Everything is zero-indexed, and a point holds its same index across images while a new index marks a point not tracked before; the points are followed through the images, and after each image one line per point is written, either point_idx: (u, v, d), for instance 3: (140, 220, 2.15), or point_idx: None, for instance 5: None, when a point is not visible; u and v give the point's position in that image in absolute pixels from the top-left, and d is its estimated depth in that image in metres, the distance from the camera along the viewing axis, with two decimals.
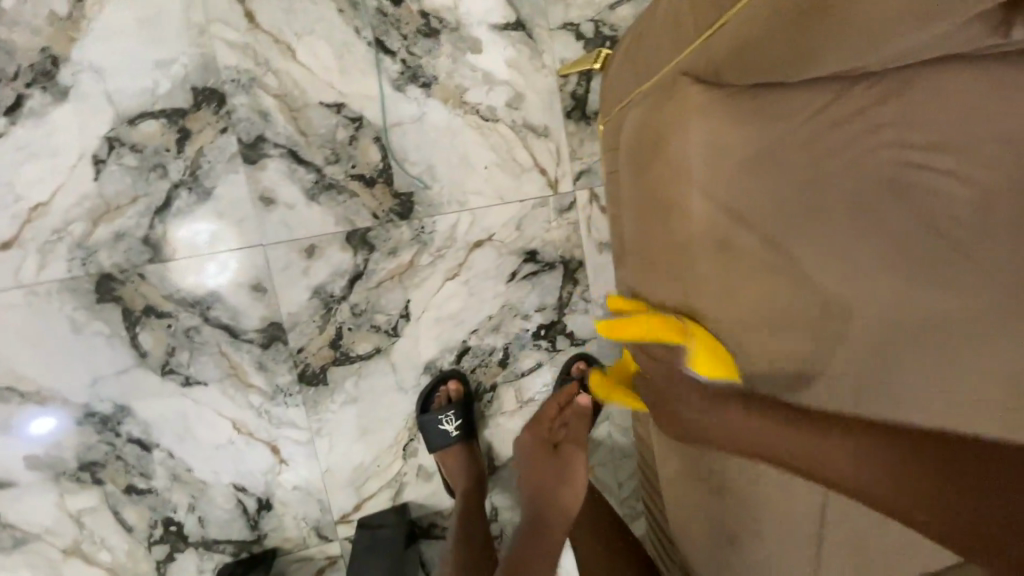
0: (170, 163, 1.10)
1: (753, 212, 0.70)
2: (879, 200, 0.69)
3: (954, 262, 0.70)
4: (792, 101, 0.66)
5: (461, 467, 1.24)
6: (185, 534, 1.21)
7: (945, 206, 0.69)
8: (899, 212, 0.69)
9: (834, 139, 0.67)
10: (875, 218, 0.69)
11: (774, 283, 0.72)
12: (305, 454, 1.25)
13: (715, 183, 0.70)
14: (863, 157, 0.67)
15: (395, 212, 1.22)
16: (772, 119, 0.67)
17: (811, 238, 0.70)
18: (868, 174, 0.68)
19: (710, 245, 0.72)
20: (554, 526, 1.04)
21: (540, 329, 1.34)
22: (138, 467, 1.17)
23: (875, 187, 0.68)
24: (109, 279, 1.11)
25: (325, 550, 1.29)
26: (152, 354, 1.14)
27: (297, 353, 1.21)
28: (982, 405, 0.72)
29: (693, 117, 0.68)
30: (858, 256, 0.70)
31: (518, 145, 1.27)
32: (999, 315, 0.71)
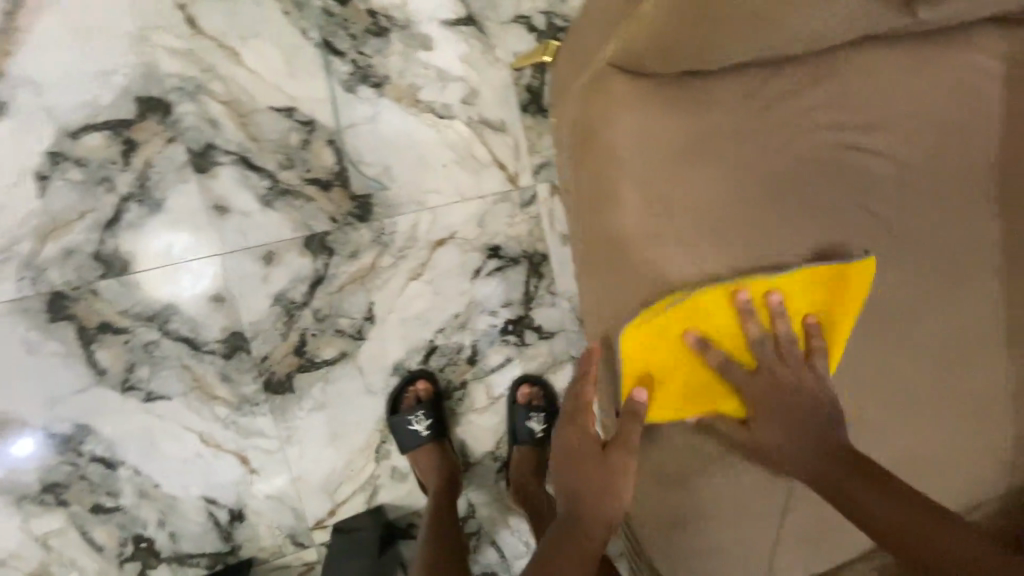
0: (118, 176, 1.08)
1: (682, 196, 0.75)
2: (796, 183, 0.76)
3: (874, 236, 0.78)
4: (712, 95, 0.75)
5: (433, 465, 1.25)
6: (156, 551, 1.20)
7: (858, 181, 0.77)
8: (816, 193, 0.76)
9: (747, 128, 0.75)
10: (797, 198, 0.76)
11: (723, 257, 0.75)
12: (276, 463, 1.24)
13: (645, 171, 0.75)
14: (777, 143, 0.75)
15: (354, 215, 1.21)
16: (695, 110, 0.75)
17: (744, 217, 0.75)
18: (783, 159, 0.76)
19: (646, 230, 0.75)
20: (598, 523, 0.84)
21: (507, 325, 1.34)
22: (104, 486, 1.15)
23: (790, 171, 0.76)
24: (60, 297, 1.09)
25: (302, 556, 1.29)
26: (111, 371, 1.12)
27: (261, 362, 1.20)
28: (906, 362, 0.81)
29: (622, 111, 0.75)
30: (785, 232, 0.75)
31: (476, 141, 1.26)
32: (914, 278, 0.79)
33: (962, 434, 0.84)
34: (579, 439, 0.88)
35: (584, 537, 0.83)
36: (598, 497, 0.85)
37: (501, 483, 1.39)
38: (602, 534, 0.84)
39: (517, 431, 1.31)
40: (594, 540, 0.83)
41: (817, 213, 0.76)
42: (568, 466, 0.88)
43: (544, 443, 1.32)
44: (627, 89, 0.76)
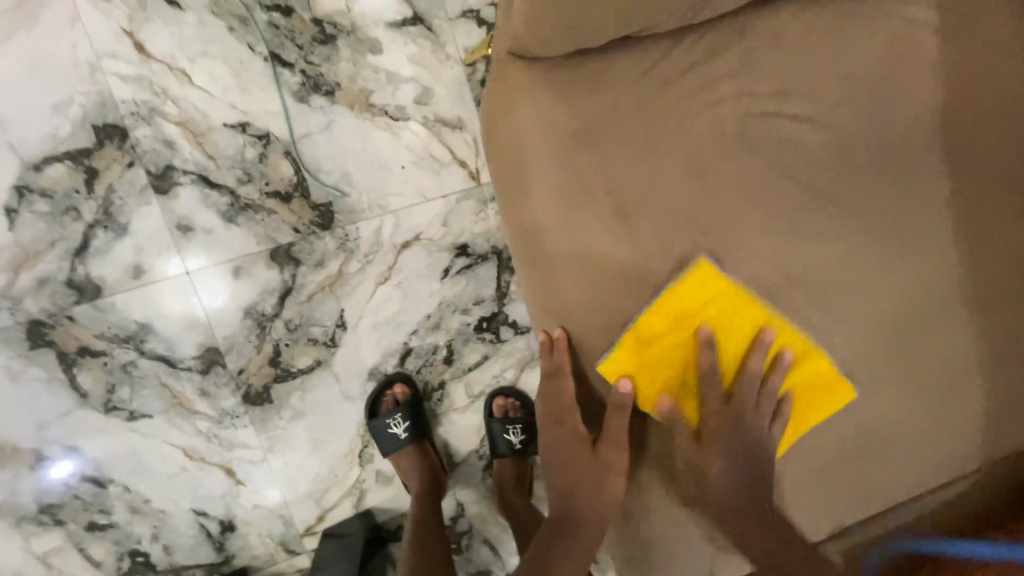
0: (82, 204, 1.11)
1: (588, 175, 0.80)
2: (697, 160, 0.79)
3: (782, 205, 0.80)
4: (609, 74, 0.79)
5: (415, 467, 1.25)
6: (152, 564, 1.24)
7: (762, 142, 0.78)
8: (718, 167, 0.79)
9: (645, 110, 0.79)
10: (699, 174, 0.79)
11: (629, 237, 0.80)
12: (261, 473, 1.26)
13: (550, 155, 0.80)
14: (675, 122, 0.79)
15: (316, 224, 1.22)
16: (595, 97, 0.79)
17: (650, 193, 0.79)
18: (683, 137, 0.79)
19: (558, 212, 0.81)
20: (590, 525, 0.85)
21: (481, 322, 1.33)
22: (97, 503, 1.19)
23: (691, 149, 0.79)
24: (39, 325, 1.12)
25: (295, 563, 1.32)
26: (93, 393, 1.16)
27: (237, 375, 1.22)
28: (836, 318, 0.82)
29: (524, 101, 0.80)
30: (694, 197, 0.79)
31: (434, 141, 1.26)
32: (838, 235, 0.81)
33: (899, 386, 0.86)
34: (565, 437, 0.89)
35: (575, 541, 0.84)
36: (587, 498, 0.85)
37: (489, 481, 1.38)
38: (595, 536, 0.85)
39: (496, 444, 1.31)
40: (588, 541, 0.84)
41: (722, 189, 0.80)
42: (557, 467, 0.89)
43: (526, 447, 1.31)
44: (528, 82, 0.81)
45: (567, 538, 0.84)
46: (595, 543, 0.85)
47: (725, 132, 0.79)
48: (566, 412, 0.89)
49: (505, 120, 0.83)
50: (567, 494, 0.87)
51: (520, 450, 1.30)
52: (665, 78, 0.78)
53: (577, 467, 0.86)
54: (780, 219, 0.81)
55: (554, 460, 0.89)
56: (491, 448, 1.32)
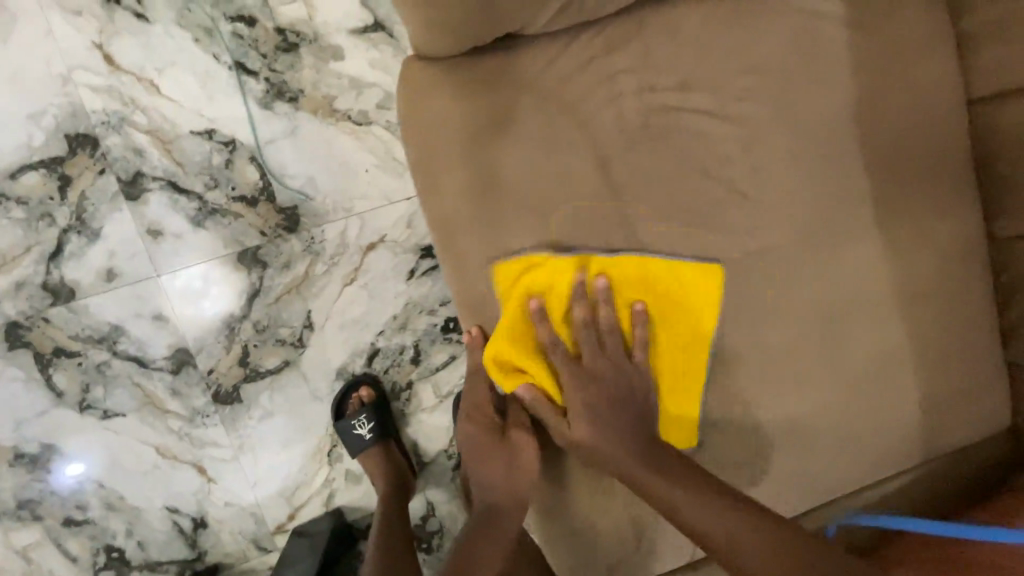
0: (56, 210, 1.16)
1: (499, 167, 0.84)
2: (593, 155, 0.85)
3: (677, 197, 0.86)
4: (511, 73, 0.84)
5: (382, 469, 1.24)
6: (127, 559, 1.27)
7: (681, 140, 0.85)
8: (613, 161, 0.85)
9: (543, 110, 0.85)
10: (596, 168, 0.85)
11: (534, 229, 0.85)
12: (232, 470, 1.29)
13: (460, 147, 0.84)
14: (569, 120, 0.85)
15: (283, 227, 1.25)
16: (497, 97, 0.84)
17: (558, 184, 0.85)
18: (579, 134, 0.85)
19: (470, 201, 0.85)
20: (508, 508, 0.92)
21: (448, 322, 1.35)
22: (74, 499, 1.24)
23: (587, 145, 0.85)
24: (16, 326, 1.17)
25: (266, 560, 1.34)
26: (69, 392, 1.21)
27: (208, 375, 1.26)
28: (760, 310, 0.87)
29: (432, 95, 0.84)
30: (595, 190, 0.85)
31: (397, 144, 1.28)
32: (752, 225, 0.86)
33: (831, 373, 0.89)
34: (478, 431, 0.98)
35: (496, 527, 0.90)
36: (502, 484, 0.93)
37: (458, 480, 1.39)
38: (514, 519, 0.91)
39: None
40: (510, 526, 0.91)
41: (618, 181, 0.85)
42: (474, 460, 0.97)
43: None
44: (433, 80, 0.84)
45: (487, 526, 0.90)
46: (514, 526, 0.91)
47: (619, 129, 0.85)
48: (479, 408, 1.00)
49: (413, 114, 0.85)
50: (485, 485, 0.94)
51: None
52: (562, 81, 0.85)
53: (490, 457, 0.95)
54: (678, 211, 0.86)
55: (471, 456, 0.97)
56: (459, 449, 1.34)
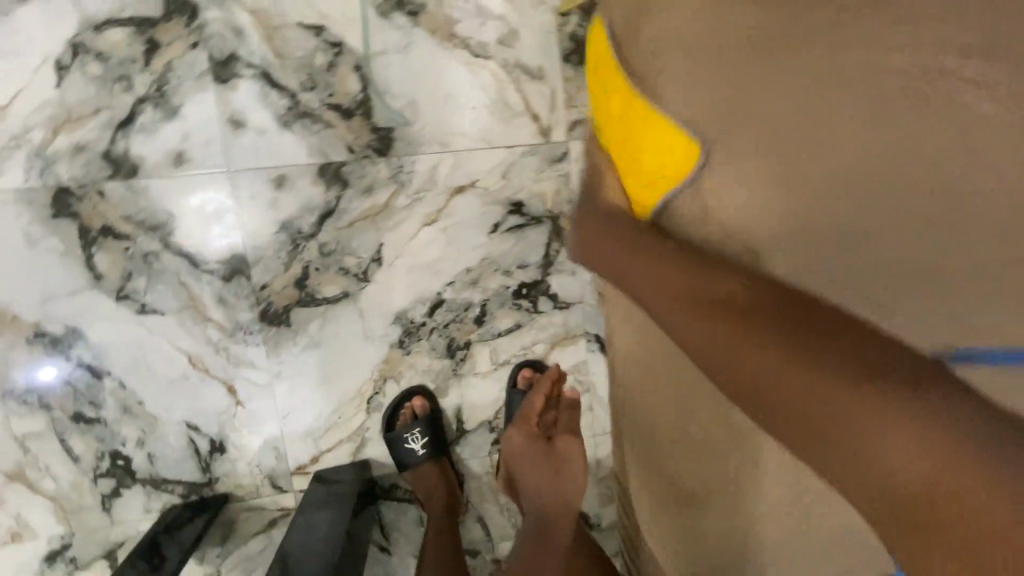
0: (136, 75, 1.05)
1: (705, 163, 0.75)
2: (723, 128, 0.70)
3: (831, 209, 0.67)
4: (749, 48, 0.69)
5: (433, 484, 1.20)
6: (132, 470, 1.16)
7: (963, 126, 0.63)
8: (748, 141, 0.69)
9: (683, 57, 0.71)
10: (722, 148, 0.70)
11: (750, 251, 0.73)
12: (263, 398, 1.19)
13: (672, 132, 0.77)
14: (712, 81, 0.70)
15: (373, 148, 1.14)
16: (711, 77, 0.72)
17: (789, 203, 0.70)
18: (719, 98, 0.70)
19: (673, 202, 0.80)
20: (560, 517, 0.97)
21: (521, 288, 1.25)
22: (88, 394, 1.12)
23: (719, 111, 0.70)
24: (66, 193, 1.06)
25: (279, 501, 1.23)
26: (107, 278, 1.09)
27: (259, 290, 1.15)
28: None
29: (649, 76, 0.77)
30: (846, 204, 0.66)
31: (511, 87, 1.18)
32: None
33: None
34: (527, 442, 0.98)
35: (549, 530, 0.96)
36: (552, 492, 0.96)
37: (495, 455, 1.30)
38: (564, 524, 0.97)
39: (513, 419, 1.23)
40: (561, 537, 0.96)
41: (747, 170, 0.69)
42: (522, 468, 0.98)
43: None
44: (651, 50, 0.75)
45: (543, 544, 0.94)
46: (565, 528, 0.97)
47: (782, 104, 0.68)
48: (529, 417, 1.02)
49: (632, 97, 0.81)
50: (537, 495, 0.97)
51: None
52: (787, 56, 0.67)
53: (541, 467, 0.97)
54: (830, 232, 0.67)
55: (519, 464, 0.98)
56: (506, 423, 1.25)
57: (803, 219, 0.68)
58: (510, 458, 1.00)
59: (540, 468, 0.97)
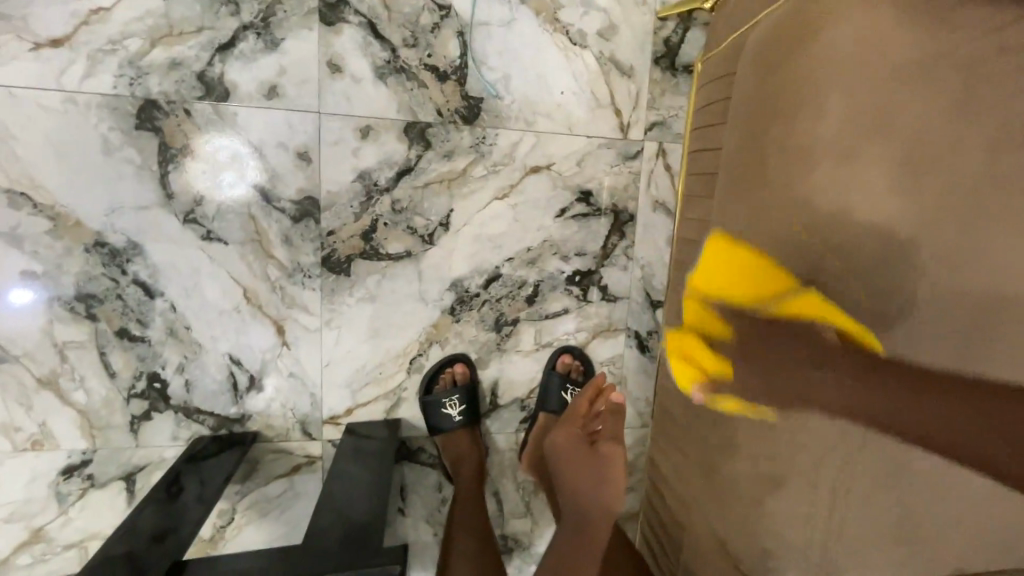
0: (245, 2, 1.04)
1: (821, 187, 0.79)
2: (846, 152, 0.78)
3: (892, 262, 0.78)
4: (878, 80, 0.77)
5: (464, 454, 1.22)
6: (167, 395, 1.16)
7: None
8: (864, 173, 0.77)
9: (851, 73, 0.77)
10: (837, 167, 0.78)
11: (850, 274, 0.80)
12: (310, 343, 1.19)
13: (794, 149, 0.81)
14: (860, 105, 0.77)
15: (461, 114, 1.16)
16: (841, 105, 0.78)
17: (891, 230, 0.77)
18: (854, 126, 0.77)
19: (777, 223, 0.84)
20: (600, 518, 1.00)
21: (575, 274, 1.28)
22: (137, 312, 1.11)
23: (849, 139, 0.78)
24: (153, 106, 1.05)
25: (306, 448, 1.24)
26: (179, 198, 1.09)
27: (326, 236, 1.15)
28: None
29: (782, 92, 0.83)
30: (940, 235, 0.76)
31: (600, 79, 1.21)
32: None
33: None
34: (571, 442, 1.04)
35: (587, 532, 0.99)
36: (592, 493, 1.00)
37: (521, 432, 1.33)
38: (602, 526, 1.00)
39: (548, 397, 1.25)
40: (601, 535, 0.99)
41: (848, 199, 0.78)
42: (565, 469, 1.03)
43: None
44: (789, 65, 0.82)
45: (584, 538, 0.99)
46: (604, 534, 0.99)
47: (901, 156, 0.76)
48: (575, 421, 1.07)
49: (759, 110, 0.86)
50: (576, 493, 1.01)
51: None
52: (911, 94, 0.76)
53: (584, 467, 1.02)
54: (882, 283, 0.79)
55: (562, 463, 1.04)
56: (539, 401, 1.26)
57: (866, 253, 0.78)
58: (552, 454, 1.06)
59: (579, 466, 1.02)
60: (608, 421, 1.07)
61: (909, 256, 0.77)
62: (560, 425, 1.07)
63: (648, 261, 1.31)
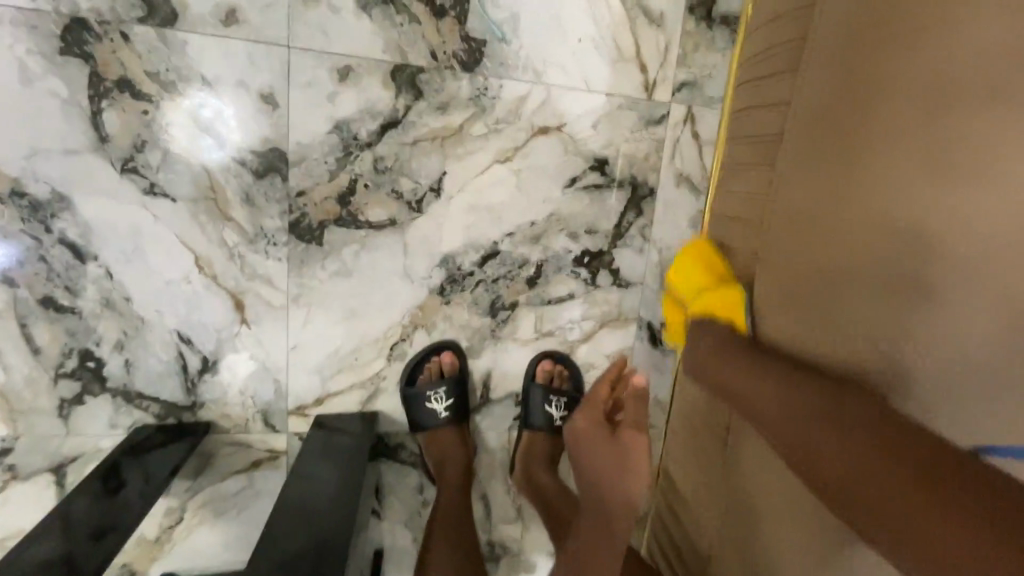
0: None
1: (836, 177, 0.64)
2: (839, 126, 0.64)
3: (866, 268, 0.61)
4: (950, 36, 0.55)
5: (449, 454, 1.07)
6: (102, 377, 0.99)
7: None
8: (848, 153, 0.63)
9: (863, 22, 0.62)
10: (822, 146, 0.66)
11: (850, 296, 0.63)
12: (274, 322, 1.02)
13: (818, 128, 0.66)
14: (861, 65, 0.62)
15: (459, 59, 0.98)
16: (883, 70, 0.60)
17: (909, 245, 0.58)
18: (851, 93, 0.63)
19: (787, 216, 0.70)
20: (622, 518, 0.80)
21: (584, 255, 1.12)
22: (66, 278, 0.93)
23: (844, 110, 0.63)
24: (82, 27, 0.86)
25: (268, 442, 1.08)
26: (115, 143, 0.90)
27: (295, 197, 0.98)
28: None
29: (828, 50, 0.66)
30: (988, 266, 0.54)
31: (624, 27, 1.03)
32: None
33: None
34: (592, 424, 0.86)
35: (608, 537, 0.80)
36: (618, 487, 0.80)
37: (515, 431, 1.18)
38: (622, 523, 0.80)
39: (530, 413, 1.12)
40: (621, 541, 0.80)
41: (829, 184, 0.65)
42: (582, 454, 0.84)
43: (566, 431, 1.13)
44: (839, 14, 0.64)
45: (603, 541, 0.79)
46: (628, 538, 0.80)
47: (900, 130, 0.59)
48: (596, 402, 0.90)
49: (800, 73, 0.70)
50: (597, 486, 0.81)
51: (558, 429, 1.12)
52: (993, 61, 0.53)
53: (602, 452, 0.82)
54: (858, 297, 0.62)
55: (579, 448, 0.84)
56: (522, 418, 1.13)
57: (841, 251, 0.63)
58: (569, 441, 0.86)
59: (604, 454, 0.82)
60: (635, 404, 0.87)
61: (891, 261, 0.59)
62: (581, 408, 0.89)
63: (667, 243, 1.15)
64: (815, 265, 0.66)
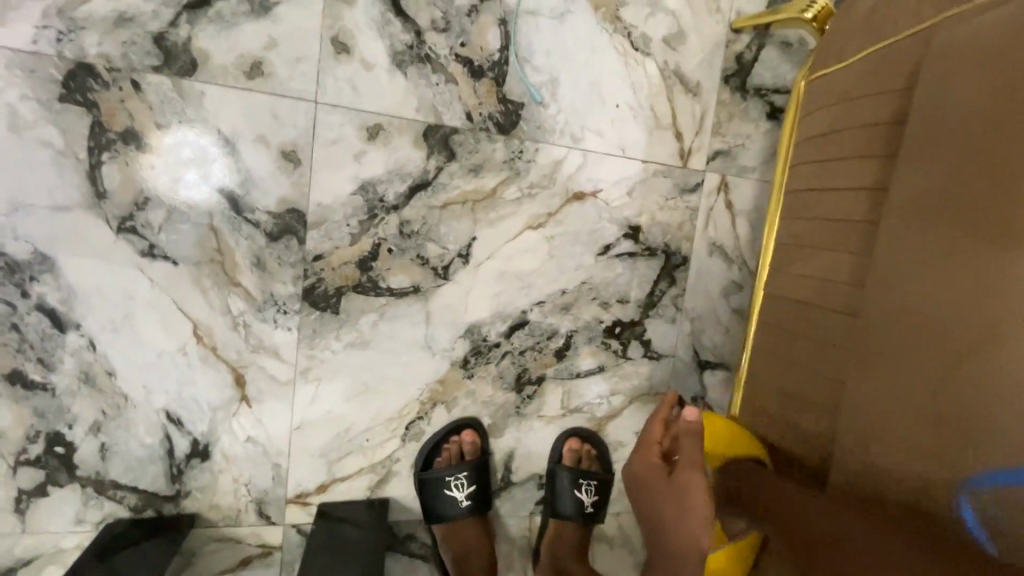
0: None
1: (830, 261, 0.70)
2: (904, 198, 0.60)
3: (977, 353, 0.50)
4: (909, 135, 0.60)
5: (472, 549, 0.96)
6: (72, 463, 0.85)
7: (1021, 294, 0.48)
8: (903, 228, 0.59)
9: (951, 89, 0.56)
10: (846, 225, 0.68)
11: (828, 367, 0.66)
12: (278, 398, 0.91)
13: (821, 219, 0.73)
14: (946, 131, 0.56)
15: (496, 120, 0.93)
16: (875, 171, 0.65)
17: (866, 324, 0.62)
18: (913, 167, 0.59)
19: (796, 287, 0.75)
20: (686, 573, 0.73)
21: (615, 326, 1.05)
22: (40, 350, 0.81)
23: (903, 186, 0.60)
24: (87, 73, 0.78)
25: (261, 535, 0.94)
26: (113, 198, 0.81)
27: (311, 262, 0.89)
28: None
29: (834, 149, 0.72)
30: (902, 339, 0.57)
31: (661, 95, 1.00)
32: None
33: None
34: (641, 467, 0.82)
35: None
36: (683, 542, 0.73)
37: (537, 517, 1.07)
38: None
39: (558, 499, 1.01)
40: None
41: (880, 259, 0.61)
42: (640, 501, 0.80)
43: (595, 518, 1.03)
44: (854, 118, 0.69)
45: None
46: None
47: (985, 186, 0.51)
48: (648, 447, 0.85)
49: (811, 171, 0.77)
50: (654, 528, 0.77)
51: (588, 517, 1.01)
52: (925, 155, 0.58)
53: (658, 502, 0.77)
54: (964, 383, 0.50)
55: (636, 493, 0.81)
56: (548, 504, 1.02)
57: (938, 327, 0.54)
58: (630, 485, 0.83)
59: (655, 496, 0.78)
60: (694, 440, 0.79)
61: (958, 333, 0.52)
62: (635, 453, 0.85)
63: (699, 313, 1.08)
64: (903, 351, 0.56)
